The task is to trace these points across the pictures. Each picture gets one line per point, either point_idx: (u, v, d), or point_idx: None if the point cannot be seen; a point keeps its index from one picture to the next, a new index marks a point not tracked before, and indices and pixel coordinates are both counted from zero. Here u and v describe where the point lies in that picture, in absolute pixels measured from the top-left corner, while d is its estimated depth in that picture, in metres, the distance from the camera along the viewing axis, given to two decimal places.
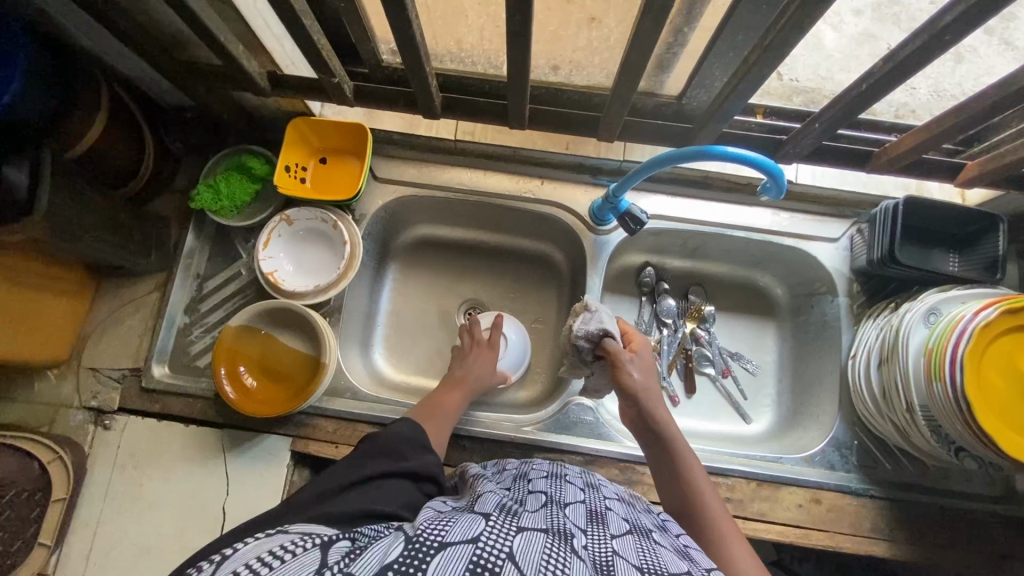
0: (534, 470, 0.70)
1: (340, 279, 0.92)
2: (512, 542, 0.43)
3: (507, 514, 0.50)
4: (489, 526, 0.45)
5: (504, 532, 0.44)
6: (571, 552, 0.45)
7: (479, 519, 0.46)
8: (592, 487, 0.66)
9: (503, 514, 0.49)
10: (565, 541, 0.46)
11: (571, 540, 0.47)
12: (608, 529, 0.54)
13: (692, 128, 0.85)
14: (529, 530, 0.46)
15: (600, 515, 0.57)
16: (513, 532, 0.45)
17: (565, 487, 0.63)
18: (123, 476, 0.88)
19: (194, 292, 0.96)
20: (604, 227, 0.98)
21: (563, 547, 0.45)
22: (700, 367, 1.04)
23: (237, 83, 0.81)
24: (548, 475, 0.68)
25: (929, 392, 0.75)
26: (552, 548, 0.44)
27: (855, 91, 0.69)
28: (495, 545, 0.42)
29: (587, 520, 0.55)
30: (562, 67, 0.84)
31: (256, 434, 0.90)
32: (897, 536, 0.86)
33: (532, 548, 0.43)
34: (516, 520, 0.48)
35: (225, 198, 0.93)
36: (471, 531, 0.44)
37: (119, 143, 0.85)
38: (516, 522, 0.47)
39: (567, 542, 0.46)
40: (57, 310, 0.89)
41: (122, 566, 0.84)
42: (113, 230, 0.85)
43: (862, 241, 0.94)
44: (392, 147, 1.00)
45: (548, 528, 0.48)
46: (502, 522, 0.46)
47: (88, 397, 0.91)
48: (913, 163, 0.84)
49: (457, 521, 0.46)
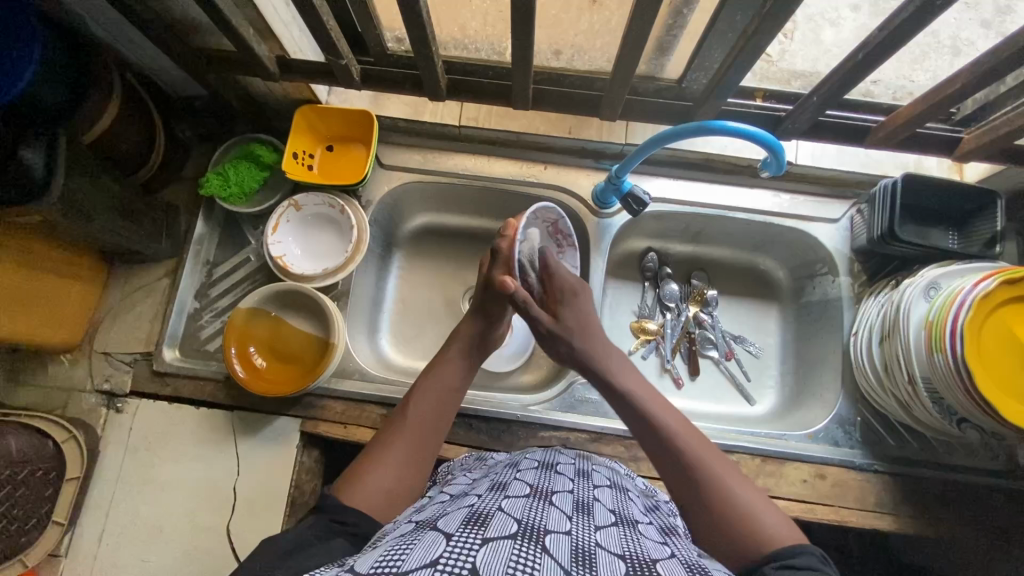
0: (524, 458, 0.70)
1: (347, 263, 0.94)
2: (475, 557, 0.41)
3: (473, 521, 0.48)
4: (449, 545, 0.43)
5: (466, 547, 0.42)
6: (541, 549, 0.44)
7: (439, 539, 0.44)
8: (582, 475, 0.66)
9: (469, 523, 0.47)
10: (535, 539, 0.45)
11: (542, 536, 0.46)
12: (592, 519, 0.54)
13: (692, 106, 0.86)
14: (494, 537, 0.44)
15: (585, 506, 0.57)
16: (477, 545, 0.43)
17: (553, 476, 0.63)
18: (135, 457, 0.89)
19: (203, 278, 0.98)
20: (607, 210, 0.99)
21: (533, 546, 0.44)
22: (703, 350, 1.05)
23: (248, 68, 0.83)
24: (538, 464, 0.67)
25: (930, 364, 0.76)
26: (519, 552, 0.43)
27: (851, 62, 0.71)
28: (456, 562, 0.40)
29: (571, 509, 0.54)
30: (564, 51, 0.85)
31: (265, 416, 0.91)
32: (900, 510, 0.86)
33: (496, 558, 0.41)
34: (480, 529, 0.46)
35: (234, 185, 0.95)
36: (430, 555, 0.41)
37: (130, 130, 0.87)
38: (480, 530, 0.45)
39: (538, 539, 0.46)
40: (71, 294, 0.90)
41: (136, 544, 0.85)
42: (125, 214, 0.87)
43: (862, 221, 0.95)
44: (398, 134, 1.02)
45: (517, 529, 0.46)
46: (465, 536, 0.44)
47: (101, 380, 0.93)
48: (910, 138, 0.86)
49: (414, 547, 0.43)
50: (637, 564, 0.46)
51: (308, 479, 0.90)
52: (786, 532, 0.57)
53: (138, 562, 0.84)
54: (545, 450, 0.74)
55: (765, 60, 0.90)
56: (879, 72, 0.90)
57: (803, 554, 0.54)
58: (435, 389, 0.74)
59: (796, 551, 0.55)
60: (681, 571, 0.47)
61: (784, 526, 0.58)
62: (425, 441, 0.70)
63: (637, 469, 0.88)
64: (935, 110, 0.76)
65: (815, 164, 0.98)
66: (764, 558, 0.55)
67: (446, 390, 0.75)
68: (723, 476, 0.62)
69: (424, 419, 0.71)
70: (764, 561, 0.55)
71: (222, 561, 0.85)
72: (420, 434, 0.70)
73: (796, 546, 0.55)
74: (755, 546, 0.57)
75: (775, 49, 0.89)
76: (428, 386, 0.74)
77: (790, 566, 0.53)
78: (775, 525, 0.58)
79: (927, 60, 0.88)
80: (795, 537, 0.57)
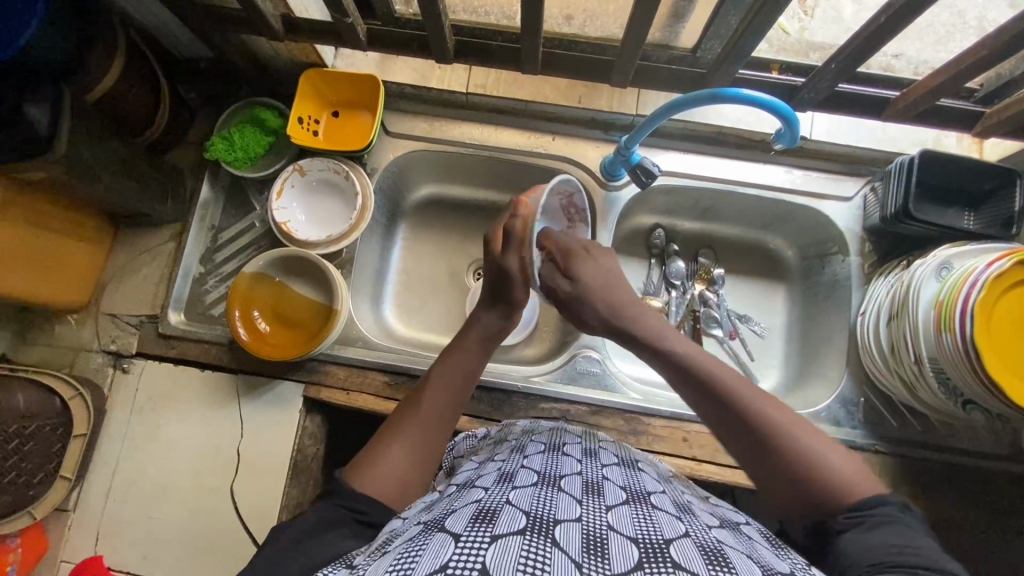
0: (529, 440, 0.69)
1: (352, 230, 0.93)
2: (484, 557, 0.40)
3: (480, 517, 0.46)
4: (457, 547, 0.41)
5: (474, 548, 0.41)
6: (551, 544, 0.43)
7: (448, 541, 0.43)
8: (591, 454, 0.66)
9: (476, 520, 0.46)
10: (544, 532, 0.44)
11: (552, 528, 0.45)
12: (603, 500, 0.53)
13: (705, 74, 0.84)
14: (502, 534, 0.43)
15: (595, 487, 0.56)
16: (485, 544, 0.41)
17: (559, 458, 0.62)
18: (141, 417, 0.90)
19: (209, 242, 0.98)
20: (615, 182, 0.98)
21: (542, 540, 0.43)
22: (708, 329, 1.04)
23: (253, 27, 0.82)
24: (544, 447, 0.66)
25: (938, 344, 0.75)
26: (529, 548, 0.42)
27: (872, 25, 0.70)
28: (466, 565, 0.39)
29: (581, 493, 0.53)
30: (575, 16, 0.84)
31: (269, 380, 0.91)
32: (900, 491, 0.86)
33: (507, 556, 0.40)
34: (488, 525, 0.44)
35: (240, 149, 0.94)
36: (439, 560, 0.40)
37: (134, 90, 0.86)
38: (488, 527, 0.44)
39: (547, 532, 0.44)
40: (77, 254, 0.91)
41: (143, 501, 0.87)
42: (131, 176, 0.87)
43: (876, 199, 0.93)
44: (404, 100, 1.01)
45: (526, 522, 0.45)
46: (474, 536, 0.43)
47: (107, 341, 0.94)
48: (928, 112, 0.84)
49: (424, 551, 0.42)
50: (649, 547, 0.44)
51: (311, 444, 0.91)
52: (862, 482, 0.52)
53: (143, 519, 0.86)
54: (552, 431, 0.73)
55: (782, 34, 0.87)
56: (900, 46, 0.87)
57: (881, 505, 0.50)
58: (450, 375, 0.71)
59: (875, 500, 0.50)
60: (696, 553, 0.45)
61: (862, 472, 0.53)
62: (442, 430, 0.67)
63: (636, 442, 0.88)
64: (951, 82, 0.75)
65: (829, 141, 0.96)
66: (839, 507, 0.51)
67: (460, 377, 0.71)
68: (799, 428, 0.56)
69: (439, 409, 0.68)
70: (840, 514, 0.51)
71: (226, 520, 0.86)
72: (435, 424, 0.67)
73: (874, 495, 0.51)
74: (830, 497, 0.52)
75: (793, 25, 0.87)
76: (441, 374, 0.71)
77: (864, 521, 0.49)
78: (846, 472, 0.53)
79: (953, 40, 0.86)
80: (868, 483, 0.52)
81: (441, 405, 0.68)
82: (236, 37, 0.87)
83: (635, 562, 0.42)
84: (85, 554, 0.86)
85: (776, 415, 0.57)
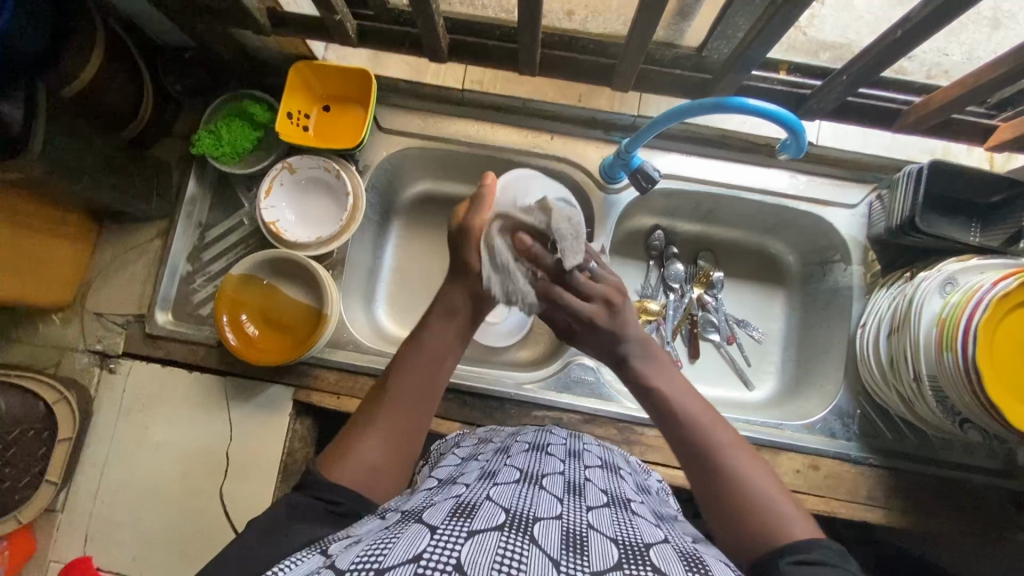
0: (515, 442, 0.68)
1: (342, 231, 0.90)
2: (460, 552, 0.38)
3: (459, 512, 0.45)
4: (434, 538, 0.40)
5: (451, 541, 0.39)
6: (528, 542, 0.41)
7: (424, 532, 0.41)
8: (574, 455, 0.65)
9: (455, 514, 0.44)
10: (523, 529, 0.43)
11: (531, 525, 0.44)
12: (584, 500, 0.52)
13: (711, 80, 0.81)
14: (481, 529, 0.41)
15: (578, 487, 0.55)
16: (462, 538, 0.40)
17: (543, 459, 0.61)
18: (128, 418, 0.89)
19: (196, 240, 0.95)
20: (614, 185, 0.94)
21: (521, 537, 0.42)
22: (705, 333, 1.02)
23: (237, 20, 0.78)
24: (529, 447, 0.65)
25: (938, 363, 0.74)
26: (506, 545, 0.40)
27: (889, 38, 0.66)
28: (440, 558, 0.38)
29: (562, 493, 0.52)
30: (576, 12, 0.78)
31: (258, 384, 0.90)
32: (892, 504, 0.86)
33: (483, 554, 0.39)
34: (466, 520, 0.43)
35: (227, 145, 0.91)
36: (414, 549, 0.39)
37: (118, 81, 0.83)
38: (467, 522, 0.42)
39: (527, 529, 0.43)
40: (60, 254, 0.88)
41: (129, 503, 0.87)
42: (115, 173, 0.84)
43: (881, 207, 0.91)
44: (397, 95, 0.97)
45: (505, 519, 0.44)
46: (452, 529, 0.41)
47: (93, 341, 0.92)
48: (939, 124, 0.81)
49: (398, 540, 0.40)
50: (629, 549, 0.43)
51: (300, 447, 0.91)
52: (802, 527, 0.53)
53: (132, 521, 0.86)
54: (537, 431, 0.72)
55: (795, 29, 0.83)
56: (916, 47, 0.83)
57: (822, 550, 0.50)
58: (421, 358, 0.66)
59: (814, 544, 0.50)
60: (675, 559, 0.44)
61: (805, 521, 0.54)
62: (412, 415, 0.63)
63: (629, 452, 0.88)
64: (971, 94, 0.72)
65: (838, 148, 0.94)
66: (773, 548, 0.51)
67: (432, 355, 0.66)
68: (740, 462, 0.58)
69: (413, 391, 0.64)
70: (777, 555, 0.50)
71: (215, 523, 0.86)
72: (411, 409, 0.63)
73: (813, 540, 0.51)
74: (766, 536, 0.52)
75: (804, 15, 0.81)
76: (413, 361, 0.66)
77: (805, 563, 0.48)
78: (791, 518, 0.53)
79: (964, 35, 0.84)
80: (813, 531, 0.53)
81: (413, 390, 0.64)
82: (225, 29, 0.83)
83: (614, 562, 0.41)
84: (74, 554, 0.85)
85: (730, 453, 0.59)
